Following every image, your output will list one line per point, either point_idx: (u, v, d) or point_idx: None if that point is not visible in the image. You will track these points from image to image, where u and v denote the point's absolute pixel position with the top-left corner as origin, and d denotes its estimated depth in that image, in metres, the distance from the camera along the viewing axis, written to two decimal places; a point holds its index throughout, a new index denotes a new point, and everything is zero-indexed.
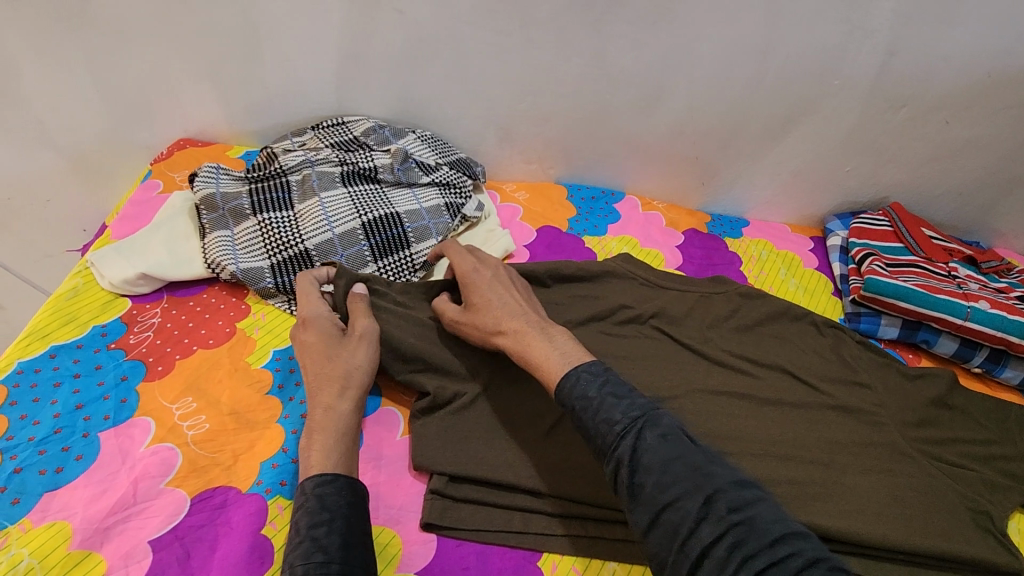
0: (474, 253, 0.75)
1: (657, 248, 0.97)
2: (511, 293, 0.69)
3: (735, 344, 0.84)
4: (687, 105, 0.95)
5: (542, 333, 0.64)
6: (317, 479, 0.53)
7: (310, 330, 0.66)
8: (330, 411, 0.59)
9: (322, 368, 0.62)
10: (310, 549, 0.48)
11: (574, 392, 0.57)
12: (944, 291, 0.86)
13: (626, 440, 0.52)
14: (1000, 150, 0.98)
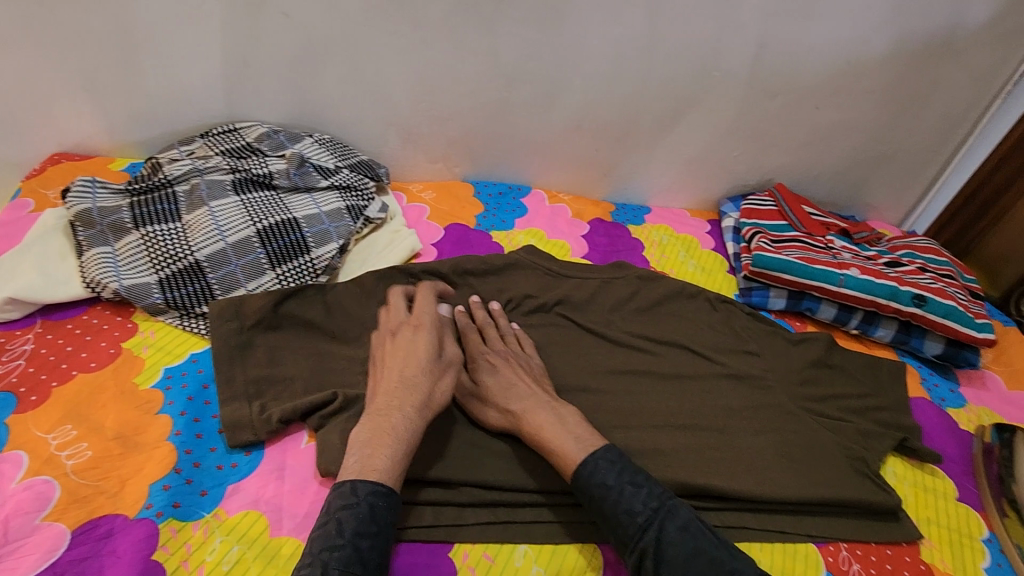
0: (484, 329, 0.76)
1: (563, 239, 1.00)
2: (518, 372, 0.70)
3: (636, 326, 0.89)
4: (582, 101, 0.98)
5: (545, 412, 0.65)
6: (374, 488, 0.54)
7: (415, 338, 0.66)
8: (403, 418, 0.59)
9: (408, 373, 0.62)
10: (350, 559, 0.49)
11: (591, 478, 0.59)
12: (821, 261, 0.93)
13: (648, 532, 0.56)
14: (864, 131, 1.08)
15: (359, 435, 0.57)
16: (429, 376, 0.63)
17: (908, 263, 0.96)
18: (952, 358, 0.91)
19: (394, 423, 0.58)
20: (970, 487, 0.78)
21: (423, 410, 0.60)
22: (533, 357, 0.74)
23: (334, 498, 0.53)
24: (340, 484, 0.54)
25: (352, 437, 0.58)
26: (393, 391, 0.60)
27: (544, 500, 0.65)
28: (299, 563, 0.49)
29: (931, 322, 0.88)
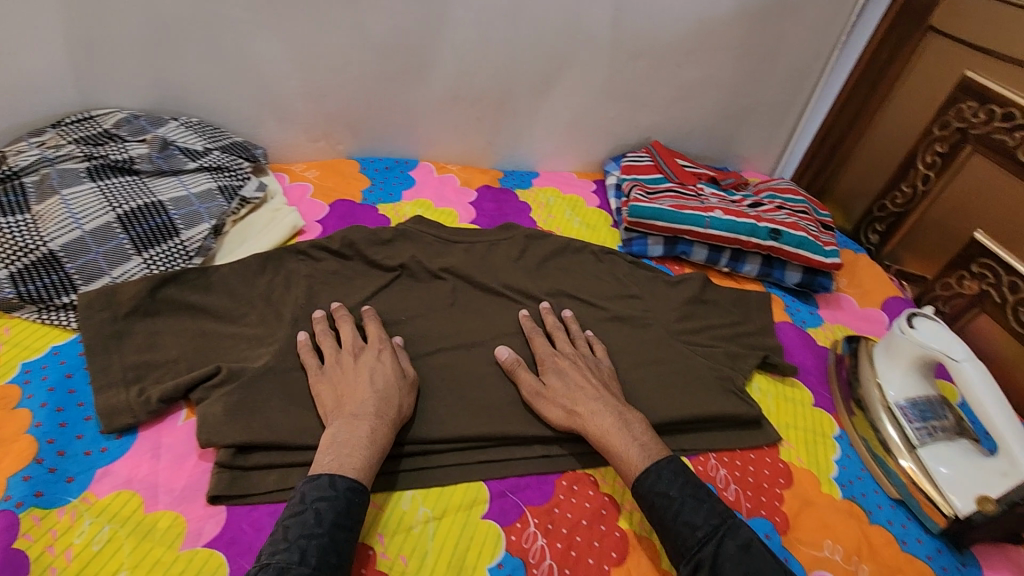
0: (554, 334, 0.80)
1: (451, 207, 1.03)
2: (588, 375, 0.73)
3: (525, 281, 0.92)
4: (456, 70, 1.00)
5: (608, 414, 0.68)
6: (351, 483, 0.56)
7: (378, 359, 0.69)
8: (376, 428, 0.61)
9: (379, 390, 0.65)
10: (328, 546, 0.51)
11: (653, 487, 0.61)
12: (690, 207, 1.00)
13: (707, 545, 0.57)
14: (726, 86, 1.16)
15: (335, 434, 0.60)
16: (397, 394, 0.66)
17: (767, 203, 1.05)
18: (809, 285, 1.01)
19: (370, 432, 0.60)
20: (825, 393, 0.88)
21: (387, 425, 0.62)
22: (600, 360, 0.78)
23: (310, 488, 0.55)
24: (316, 476, 0.56)
25: (324, 438, 0.60)
26: (369, 401, 0.63)
27: (431, 447, 0.67)
28: (276, 545, 0.51)
29: (787, 253, 0.98)
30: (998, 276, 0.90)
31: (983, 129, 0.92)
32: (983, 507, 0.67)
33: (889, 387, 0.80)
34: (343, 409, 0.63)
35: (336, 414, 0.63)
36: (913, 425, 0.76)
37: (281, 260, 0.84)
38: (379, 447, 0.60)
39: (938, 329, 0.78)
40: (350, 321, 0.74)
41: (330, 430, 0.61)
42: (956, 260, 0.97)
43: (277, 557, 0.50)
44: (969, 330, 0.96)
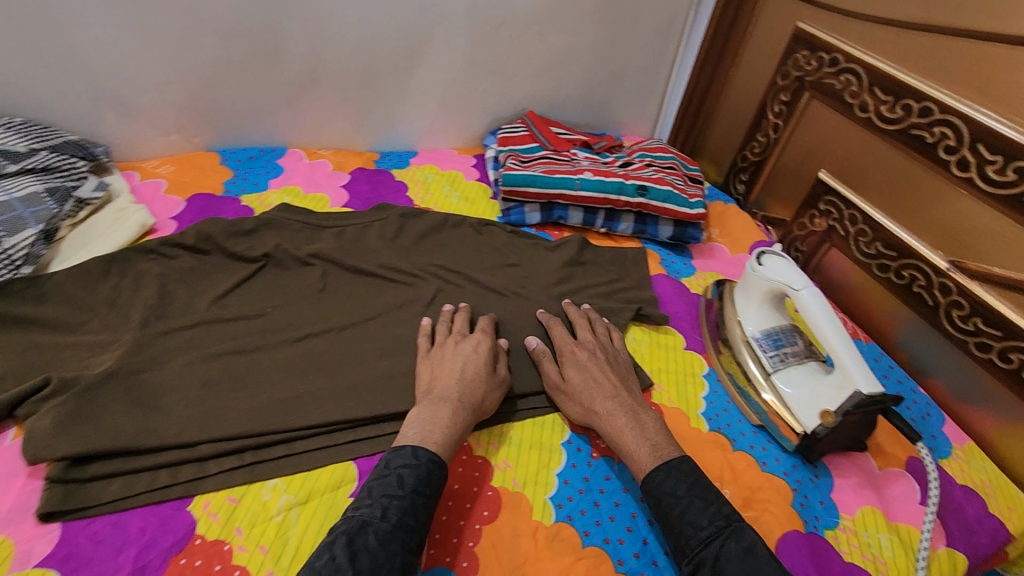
0: (576, 324, 0.83)
1: (322, 192, 1.00)
2: (610, 372, 0.75)
3: (401, 260, 0.91)
4: (310, 50, 0.97)
5: (622, 415, 0.69)
6: (432, 456, 0.60)
7: (475, 349, 0.73)
8: (457, 413, 0.65)
9: (466, 378, 0.69)
10: (407, 508, 0.55)
11: (661, 486, 0.61)
12: (560, 171, 1.02)
13: (710, 545, 0.56)
14: (592, 53, 1.18)
15: (423, 412, 0.65)
16: (484, 384, 0.70)
17: (636, 162, 1.10)
18: (681, 238, 1.06)
19: (451, 415, 0.65)
20: (697, 336, 0.93)
21: (469, 413, 0.66)
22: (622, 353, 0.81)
23: (394, 457, 0.59)
24: (401, 447, 0.60)
25: (411, 415, 0.65)
26: (455, 385, 0.68)
27: (295, 434, 0.65)
28: (361, 502, 0.55)
29: (655, 208, 1.02)
30: (840, 211, 0.98)
31: (815, 76, 0.99)
32: (825, 420, 0.72)
33: (747, 322, 0.86)
34: (433, 393, 0.68)
35: (426, 396, 0.67)
36: (768, 354, 0.81)
37: (130, 261, 0.79)
38: (457, 429, 0.64)
39: (783, 263, 0.83)
40: (466, 312, 0.80)
41: (417, 409, 0.66)
42: (806, 201, 1.05)
43: (363, 511, 0.54)
44: (825, 263, 1.04)
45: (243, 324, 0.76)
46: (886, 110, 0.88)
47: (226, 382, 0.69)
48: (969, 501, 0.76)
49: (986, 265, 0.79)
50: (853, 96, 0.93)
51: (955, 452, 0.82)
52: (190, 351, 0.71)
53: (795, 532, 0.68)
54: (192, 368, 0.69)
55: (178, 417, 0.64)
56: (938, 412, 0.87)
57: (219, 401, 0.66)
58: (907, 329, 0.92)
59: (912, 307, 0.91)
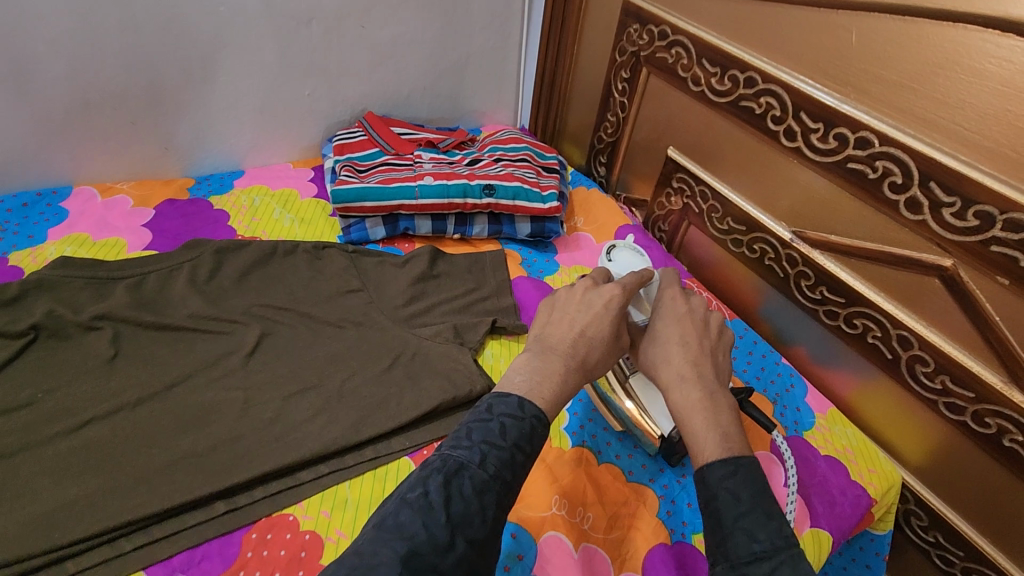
0: (688, 290, 0.66)
1: (118, 235, 0.85)
2: (703, 339, 0.60)
3: (219, 304, 0.79)
4: (69, 67, 0.82)
5: (697, 390, 0.55)
6: (539, 413, 0.50)
7: (607, 303, 0.60)
8: (568, 371, 0.55)
9: (586, 334, 0.57)
10: (507, 462, 0.46)
11: (720, 480, 0.48)
12: (398, 178, 0.93)
13: (762, 562, 0.43)
14: (427, 42, 1.08)
15: (532, 360, 0.55)
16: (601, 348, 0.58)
17: (485, 158, 1.02)
18: (541, 233, 0.99)
19: (562, 372, 0.54)
20: None
21: (579, 375, 0.56)
22: (703, 306, 0.64)
23: (497, 403, 0.50)
24: (506, 394, 0.51)
25: (519, 360, 0.56)
26: (572, 340, 0.57)
27: (62, 554, 0.54)
28: (458, 441, 0.47)
29: (505, 207, 0.95)
30: (692, 188, 0.96)
31: (648, 50, 0.94)
32: None
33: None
34: (545, 343, 0.57)
35: (538, 344, 0.58)
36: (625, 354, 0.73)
37: None
38: (566, 388, 0.54)
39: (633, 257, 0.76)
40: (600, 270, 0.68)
41: (525, 355, 0.57)
42: (661, 179, 1.02)
43: (459, 452, 0.46)
44: (688, 241, 1.02)
45: (3, 420, 0.63)
46: (716, 82, 0.84)
47: None
48: (832, 471, 0.77)
49: (823, 233, 0.79)
50: (685, 70, 0.89)
51: (818, 422, 0.82)
52: None
53: (662, 544, 0.65)
54: None
55: None
56: (802, 381, 0.87)
57: None
58: (768, 300, 0.91)
59: (766, 278, 0.90)
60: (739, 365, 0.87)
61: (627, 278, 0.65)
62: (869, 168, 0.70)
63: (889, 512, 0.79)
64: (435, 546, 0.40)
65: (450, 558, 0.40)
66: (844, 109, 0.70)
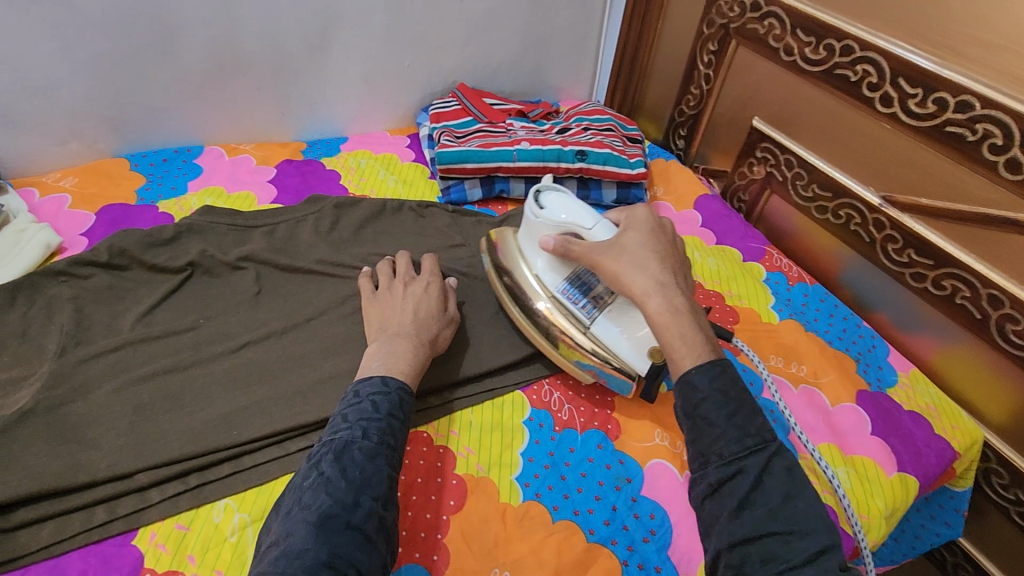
0: (643, 221, 0.68)
1: (247, 189, 0.94)
2: (671, 253, 0.65)
3: (340, 252, 0.87)
4: (209, 36, 0.90)
5: (678, 298, 0.60)
6: (402, 384, 0.61)
7: (426, 291, 0.74)
8: (417, 348, 0.66)
9: (420, 317, 0.70)
10: (386, 429, 0.56)
11: (709, 385, 0.53)
12: (496, 143, 0.99)
13: (756, 455, 0.50)
14: (517, 16, 1.14)
15: (381, 348, 0.65)
16: (437, 320, 0.72)
17: (574, 127, 1.07)
18: (626, 200, 1.04)
19: (411, 350, 0.65)
20: None
21: (424, 347, 0.67)
22: (669, 225, 0.70)
23: (364, 386, 0.60)
24: (369, 377, 0.61)
25: (370, 351, 0.66)
26: (410, 324, 0.69)
27: (241, 449, 0.62)
28: (336, 427, 0.56)
29: (596, 172, 1.00)
30: (776, 157, 0.99)
31: (739, 22, 0.98)
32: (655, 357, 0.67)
33: (546, 278, 0.75)
34: (387, 329, 0.68)
35: (381, 334, 0.68)
36: (579, 306, 0.72)
37: (42, 286, 0.72)
38: (416, 359, 0.65)
39: (563, 200, 0.75)
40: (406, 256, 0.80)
41: (374, 345, 0.67)
42: (743, 149, 1.05)
43: (340, 433, 0.55)
44: (768, 210, 1.05)
45: (173, 341, 0.71)
46: (810, 51, 0.87)
47: (159, 406, 0.64)
48: (916, 426, 0.80)
49: (913, 197, 0.82)
50: (777, 40, 0.92)
51: (901, 380, 0.85)
52: (117, 376, 0.66)
53: None
54: (121, 394, 0.64)
55: (109, 448, 0.59)
56: (883, 342, 0.90)
57: (152, 426, 0.62)
58: (849, 265, 0.95)
59: (851, 244, 0.93)
60: (821, 326, 0.91)
61: (429, 271, 0.78)
62: (968, 131, 0.73)
63: (969, 468, 0.82)
64: (343, 506, 0.49)
65: (359, 512, 0.49)
66: (946, 74, 0.73)
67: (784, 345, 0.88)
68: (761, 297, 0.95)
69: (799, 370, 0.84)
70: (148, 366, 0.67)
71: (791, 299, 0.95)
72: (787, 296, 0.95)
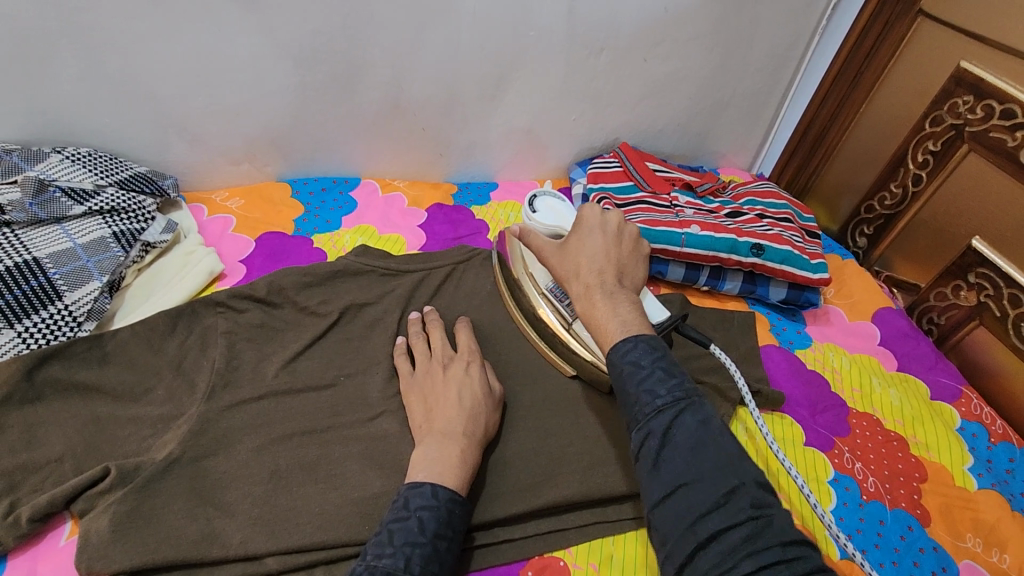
0: (581, 227, 0.66)
1: (398, 232, 0.92)
2: (610, 246, 0.64)
3: (484, 315, 0.82)
4: (390, 77, 0.88)
5: (601, 291, 0.59)
6: (452, 495, 0.55)
7: (466, 372, 0.67)
8: (465, 450, 0.60)
9: (467, 407, 0.63)
10: (430, 557, 0.51)
11: (626, 356, 0.54)
12: (664, 222, 0.89)
13: (664, 415, 0.49)
14: (699, 79, 1.04)
15: (429, 452, 0.59)
16: (484, 409, 0.65)
17: (747, 212, 0.97)
18: (795, 301, 0.93)
19: (459, 453, 0.59)
20: (817, 428, 0.79)
21: (474, 447, 0.61)
22: (617, 221, 0.67)
23: (413, 496, 0.54)
24: (419, 484, 0.55)
25: (416, 455, 0.59)
26: (459, 420, 0.62)
27: None
28: (380, 549, 0.50)
29: (769, 269, 0.89)
30: (997, 287, 0.83)
31: (979, 126, 0.84)
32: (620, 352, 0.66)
33: (538, 276, 0.76)
34: (433, 427, 0.62)
35: (428, 431, 0.62)
36: (565, 304, 0.72)
37: (201, 315, 0.72)
38: (467, 467, 0.59)
39: (553, 211, 0.80)
40: (439, 329, 0.73)
41: (421, 447, 0.60)
42: (950, 268, 0.90)
43: (384, 561, 0.49)
44: (968, 342, 0.89)
45: (314, 397, 0.68)
46: None
47: (294, 476, 0.60)
48: None
49: None
50: None
51: None
52: (258, 431, 0.63)
53: None
54: (261, 456, 0.61)
55: (243, 521, 0.56)
56: None
57: (283, 500, 0.58)
58: None
59: None
60: None
61: (459, 333, 0.73)
62: None
63: None
64: None
65: None
66: None
67: (982, 524, 0.72)
68: (955, 454, 0.79)
69: (1003, 561, 0.69)
70: (288, 425, 0.64)
71: (992, 461, 0.79)
72: (987, 457, 0.79)
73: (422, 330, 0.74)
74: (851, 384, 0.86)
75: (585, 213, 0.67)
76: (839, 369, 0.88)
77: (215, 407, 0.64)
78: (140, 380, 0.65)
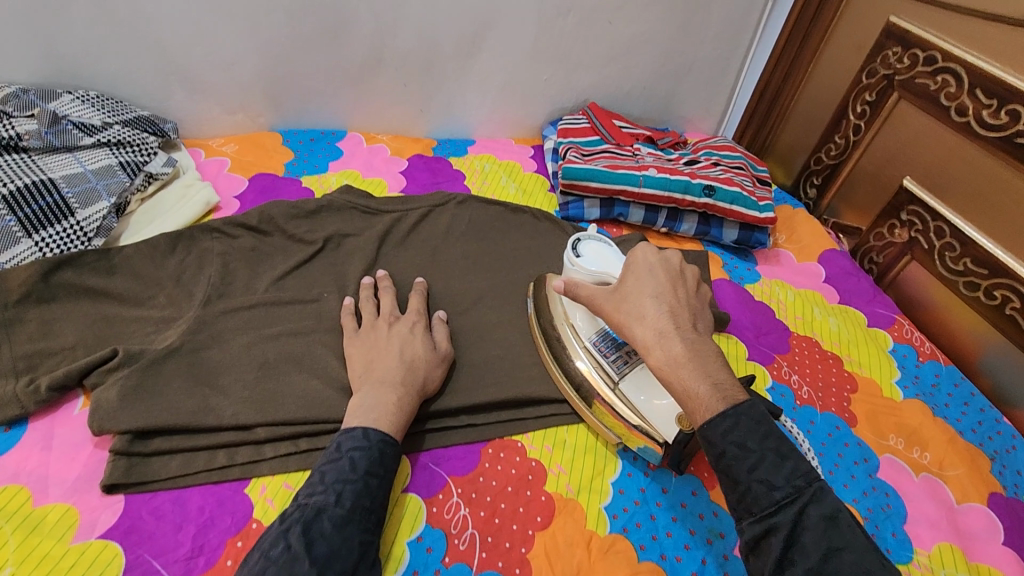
0: (636, 270, 0.60)
1: (380, 177, 1.00)
2: (672, 290, 0.58)
3: (457, 246, 0.89)
4: (374, 32, 0.96)
5: (679, 343, 0.53)
6: (384, 436, 0.57)
7: (411, 332, 0.70)
8: (402, 398, 0.61)
9: (407, 360, 0.65)
10: (362, 491, 0.53)
11: (726, 434, 0.48)
12: (624, 166, 0.98)
13: (784, 509, 0.45)
14: (662, 43, 1.13)
15: (365, 398, 0.60)
16: (426, 363, 0.66)
17: (703, 161, 1.05)
18: (746, 242, 1.01)
19: (396, 400, 0.61)
20: (760, 347, 0.87)
21: (413, 392, 0.63)
22: (677, 260, 0.61)
23: (345, 440, 0.56)
24: (352, 429, 0.57)
25: (352, 403, 0.61)
26: (395, 370, 0.64)
27: None
28: (312, 489, 0.52)
29: (721, 210, 0.97)
30: (925, 222, 0.91)
31: (907, 74, 0.92)
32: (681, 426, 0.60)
33: (580, 324, 0.70)
34: (371, 375, 0.63)
35: (365, 379, 0.63)
36: (610, 360, 0.67)
37: (198, 238, 0.79)
38: (403, 412, 0.61)
39: (601, 251, 0.69)
40: (390, 292, 0.75)
41: (358, 395, 0.62)
42: (886, 209, 0.98)
43: (314, 499, 0.51)
44: (903, 277, 0.97)
45: (300, 308, 0.75)
46: (988, 114, 0.80)
47: (279, 367, 0.68)
48: None
49: None
50: (950, 99, 0.85)
51: None
52: (249, 331, 0.71)
53: None
54: (251, 350, 0.69)
55: (234, 399, 0.64)
56: None
57: (270, 386, 0.66)
58: (993, 352, 0.85)
59: (1002, 331, 0.83)
60: (952, 414, 0.82)
61: (415, 303, 0.75)
62: None
63: None
64: None
65: None
66: None
67: (906, 426, 0.80)
68: (885, 370, 0.87)
69: (922, 457, 0.77)
70: (275, 327, 0.72)
71: (919, 377, 0.87)
72: (915, 373, 0.87)
73: (371, 289, 0.76)
74: (794, 313, 0.94)
75: (640, 256, 0.61)
76: (785, 301, 0.96)
77: (209, 311, 0.71)
78: (142, 288, 0.73)
